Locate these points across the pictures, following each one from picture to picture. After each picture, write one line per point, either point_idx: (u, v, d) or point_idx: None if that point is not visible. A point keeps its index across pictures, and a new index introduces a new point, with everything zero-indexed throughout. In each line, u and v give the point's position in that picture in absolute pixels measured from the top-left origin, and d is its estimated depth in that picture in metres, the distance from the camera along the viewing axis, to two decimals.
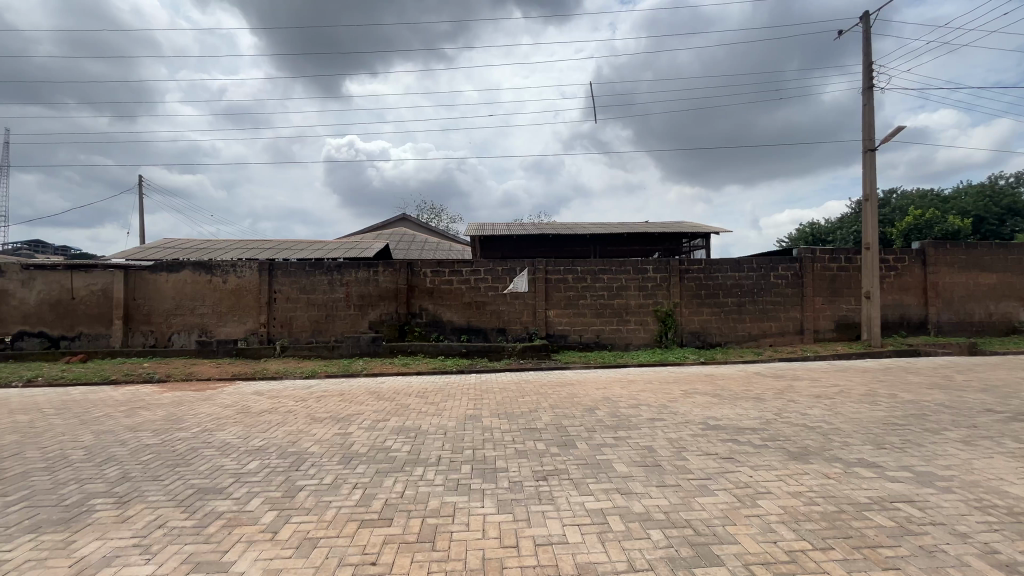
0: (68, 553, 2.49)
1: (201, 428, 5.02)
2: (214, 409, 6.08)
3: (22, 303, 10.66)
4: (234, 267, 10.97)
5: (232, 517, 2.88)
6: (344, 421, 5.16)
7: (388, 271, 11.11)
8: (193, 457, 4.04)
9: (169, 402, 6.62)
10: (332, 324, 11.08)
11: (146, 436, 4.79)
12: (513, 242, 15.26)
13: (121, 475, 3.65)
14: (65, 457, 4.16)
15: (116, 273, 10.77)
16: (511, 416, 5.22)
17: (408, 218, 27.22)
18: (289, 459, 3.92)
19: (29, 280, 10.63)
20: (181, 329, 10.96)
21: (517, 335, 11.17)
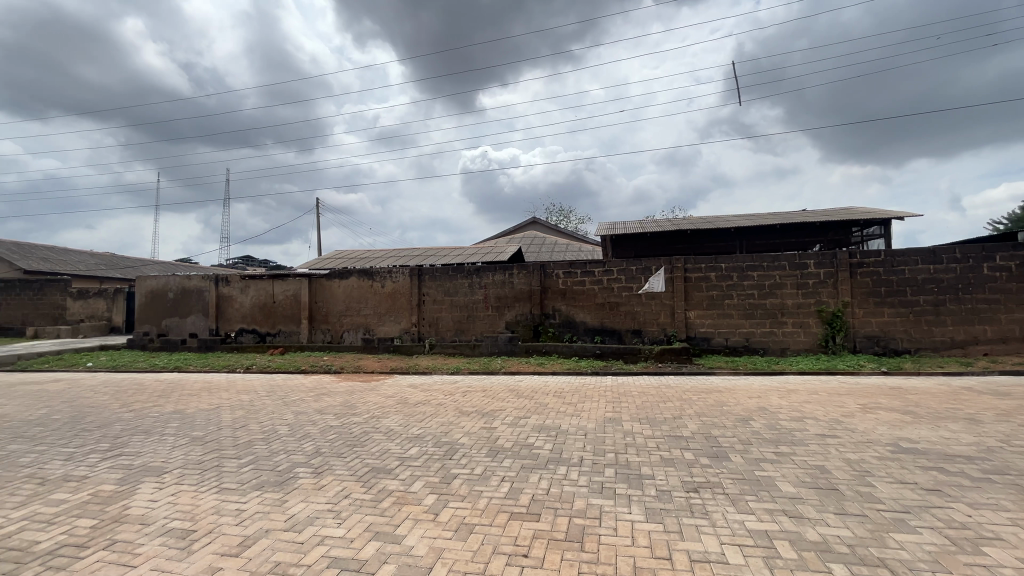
0: (281, 511, 3.06)
1: (370, 415, 5.77)
2: (379, 398, 6.95)
3: (241, 306, 13.38)
4: (390, 274, 12.41)
5: (400, 495, 3.25)
6: (488, 416, 5.48)
7: (522, 273, 11.51)
8: (367, 439, 4.67)
9: (345, 391, 7.75)
10: (473, 324, 11.84)
11: (331, 418, 5.67)
12: (647, 240, 14.66)
13: (315, 450, 4.38)
14: (277, 431, 5.13)
15: (303, 281, 12.93)
16: (653, 421, 5.01)
17: (538, 221, 27.92)
18: (443, 448, 4.29)
19: (245, 287, 13.35)
20: (350, 328, 12.68)
21: (654, 336, 10.67)
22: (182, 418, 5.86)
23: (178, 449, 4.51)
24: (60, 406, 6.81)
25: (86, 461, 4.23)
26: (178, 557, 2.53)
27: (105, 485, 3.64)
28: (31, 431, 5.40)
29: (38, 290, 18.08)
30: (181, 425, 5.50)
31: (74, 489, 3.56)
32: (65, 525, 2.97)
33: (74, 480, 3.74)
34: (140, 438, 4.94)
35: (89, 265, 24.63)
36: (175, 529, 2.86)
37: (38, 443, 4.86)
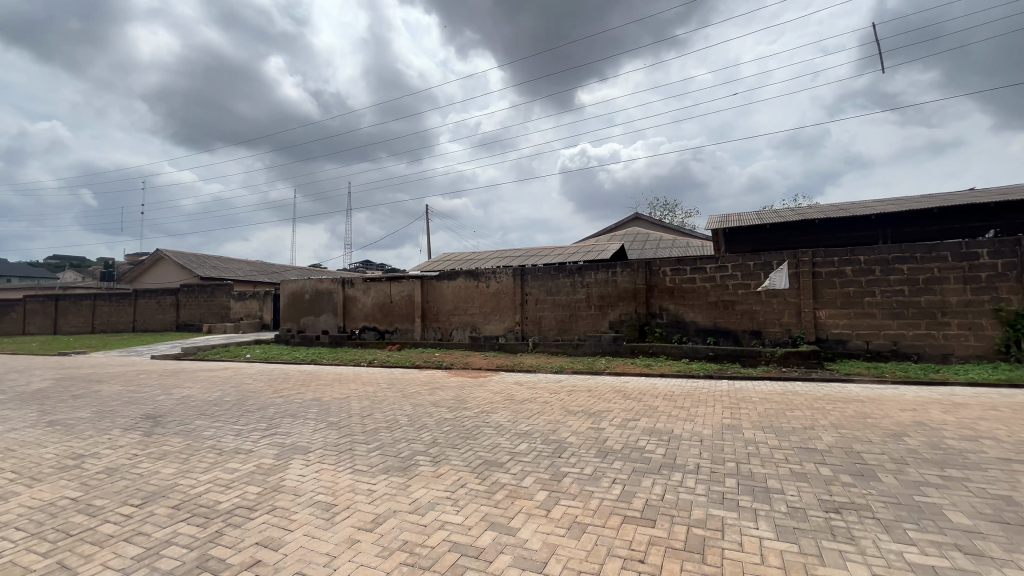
0: (406, 494, 3.32)
1: (481, 409, 6.03)
2: (488, 394, 7.23)
3: (364, 305, 14.78)
4: (494, 274, 12.84)
5: (512, 489, 3.35)
6: (595, 416, 5.41)
7: (627, 271, 11.19)
8: (478, 433, 4.88)
9: (456, 385, 8.19)
10: (576, 324, 11.78)
11: (444, 411, 6.02)
12: (767, 232, 13.37)
13: (432, 440, 4.68)
14: (398, 420, 5.59)
15: (416, 282, 13.90)
16: (780, 431, 4.56)
17: (641, 216, 26.88)
18: (552, 446, 4.32)
19: (367, 288, 14.73)
20: (458, 326, 13.36)
21: (776, 338, 9.69)
22: (321, 405, 6.64)
23: (318, 432, 5.13)
24: (229, 390, 8.11)
25: (251, 437, 5.00)
26: (324, 526, 2.87)
27: (265, 459, 4.26)
28: (211, 409, 6.52)
29: (210, 293, 21.70)
30: (319, 411, 6.25)
31: (243, 460, 4.22)
32: (238, 490, 3.53)
33: (243, 453, 4.44)
34: (289, 421, 5.70)
35: (246, 272, 29.03)
36: (320, 501, 3.26)
37: (216, 420, 5.84)
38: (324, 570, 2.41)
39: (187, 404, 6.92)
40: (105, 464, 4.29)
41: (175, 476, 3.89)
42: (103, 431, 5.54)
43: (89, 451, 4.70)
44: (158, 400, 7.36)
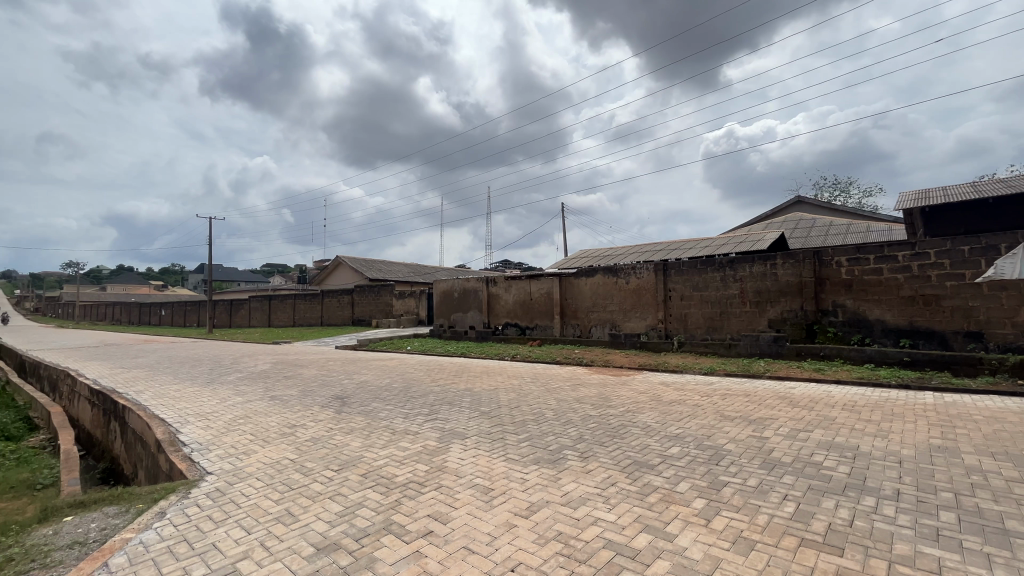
0: (558, 487, 3.41)
1: (626, 409, 5.89)
2: (632, 393, 7.03)
3: (506, 302, 15.53)
4: (634, 270, 12.41)
5: (666, 493, 3.21)
6: (757, 424, 4.88)
7: (789, 263, 9.89)
8: (625, 432, 4.78)
9: (598, 383, 8.14)
10: (727, 322, 10.81)
11: (589, 408, 6.02)
12: (987, 208, 10.64)
13: (579, 435, 4.73)
14: (544, 414, 5.76)
15: (555, 280, 14.14)
16: (1019, 460, 3.59)
17: (805, 200, 23.48)
18: (708, 452, 4.03)
19: (508, 286, 15.45)
20: (598, 323, 13.22)
21: (1006, 343, 7.65)
22: (473, 395, 7.17)
23: (472, 420, 5.55)
24: (396, 378, 9.23)
25: (416, 420, 5.63)
26: (484, 508, 3.10)
27: (430, 441, 4.76)
28: (384, 394, 7.51)
29: (377, 292, 24.91)
30: (471, 401, 6.75)
31: (412, 440, 4.78)
32: (410, 466, 4.01)
33: (412, 434, 5.02)
34: (447, 408, 6.28)
35: (404, 274, 32.73)
36: (479, 484, 3.53)
37: (389, 403, 6.71)
38: (487, 548, 2.60)
39: (365, 388, 8.06)
40: (311, 434, 5.23)
41: (362, 449, 4.57)
42: (308, 406, 6.76)
43: (300, 422, 5.78)
44: (344, 384, 8.72)
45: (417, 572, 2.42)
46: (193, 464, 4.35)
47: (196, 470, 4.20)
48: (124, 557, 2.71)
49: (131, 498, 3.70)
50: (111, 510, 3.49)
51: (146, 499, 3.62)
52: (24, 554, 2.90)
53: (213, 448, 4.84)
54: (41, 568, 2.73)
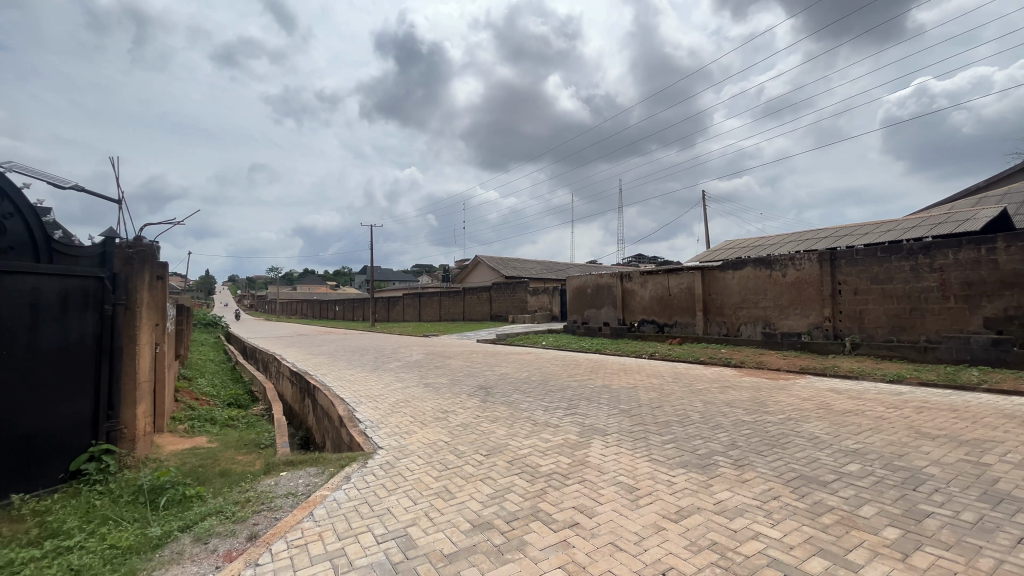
0: (709, 494, 3.19)
1: (787, 416, 5.25)
2: (793, 399, 6.25)
3: (642, 298, 14.96)
4: (792, 261, 10.97)
5: (845, 515, 2.80)
6: (971, 446, 3.95)
7: (1016, 248, 7.80)
8: (787, 442, 4.26)
9: (750, 386, 7.40)
10: (922, 321, 8.95)
11: (741, 413, 5.51)
12: None
13: (731, 441, 4.36)
14: (690, 416, 5.43)
15: (696, 274, 13.21)
16: None
17: None
18: (900, 474, 3.40)
19: (645, 281, 14.86)
20: (748, 321, 12.00)
21: None
22: (611, 393, 7.07)
23: (612, 417, 5.48)
24: (534, 372, 9.56)
25: (556, 414, 5.76)
26: (630, 507, 3.05)
27: (571, 435, 4.83)
28: (523, 386, 7.83)
29: (513, 289, 25.96)
30: (610, 398, 6.68)
31: (553, 433, 4.90)
32: (553, 458, 4.13)
33: (552, 427, 5.14)
34: (586, 404, 6.29)
35: (538, 271, 33.60)
36: (623, 482, 3.47)
37: (529, 396, 6.97)
38: (636, 548, 2.55)
39: (506, 380, 8.49)
40: (461, 420, 5.69)
41: (506, 437, 4.83)
42: (457, 394, 7.36)
43: (451, 409, 6.32)
44: (487, 375, 9.30)
45: (566, 560, 2.48)
46: (369, 438, 5.06)
47: (371, 444, 4.88)
48: (323, 510, 3.28)
49: (325, 462, 4.45)
50: (312, 470, 4.25)
51: (336, 464, 4.33)
52: (257, 498, 3.69)
53: (382, 426, 5.58)
54: (268, 510, 3.45)
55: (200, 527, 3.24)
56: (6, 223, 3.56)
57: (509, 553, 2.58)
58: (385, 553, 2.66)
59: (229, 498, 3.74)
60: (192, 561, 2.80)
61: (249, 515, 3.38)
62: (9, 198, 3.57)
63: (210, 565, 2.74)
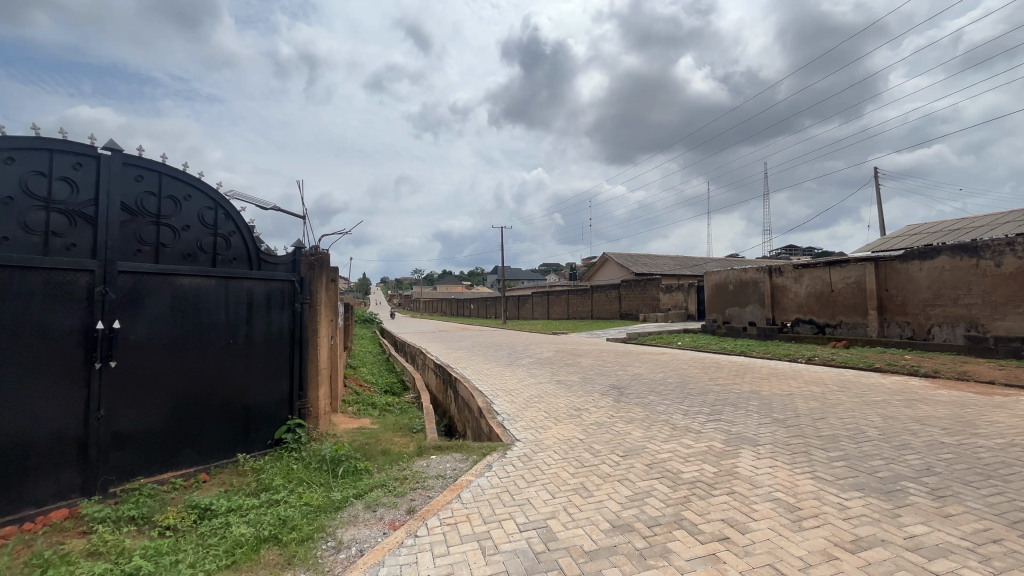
0: (898, 525, 2.70)
1: (1007, 441, 4.19)
2: (1016, 420, 4.97)
3: (796, 295, 13.24)
4: (1011, 247, 8.71)
5: None
6: None
7: None
8: (1011, 474, 3.40)
9: (950, 401, 6.07)
10: None
11: (938, 432, 4.54)
12: None
13: (925, 466, 3.62)
14: (865, 432, 4.65)
15: (867, 266, 11.26)
16: None
17: None
18: None
19: (799, 276, 13.13)
20: (942, 322, 9.88)
21: None
22: (761, 399, 6.39)
23: (763, 426, 4.95)
24: (670, 373, 9.07)
25: (697, 418, 5.40)
26: (792, 528, 2.73)
27: (715, 442, 4.48)
28: (659, 388, 7.49)
29: (644, 286, 24.95)
30: (759, 404, 6.04)
31: (695, 438, 4.60)
32: (696, 465, 3.87)
33: (693, 432, 4.83)
34: (731, 410, 5.77)
35: (671, 267, 31.84)
36: (781, 500, 3.12)
37: (665, 398, 6.64)
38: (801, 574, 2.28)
39: (640, 381, 8.19)
40: (595, 418, 5.66)
41: (644, 440, 4.67)
42: (589, 393, 7.32)
43: (584, 407, 6.31)
44: (619, 374, 9.09)
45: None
46: (506, 430, 5.31)
47: (509, 436, 5.11)
48: (469, 493, 3.53)
49: (468, 449, 4.80)
50: (458, 456, 4.61)
51: (478, 452, 4.64)
52: (413, 476, 4.12)
53: (518, 419, 5.81)
54: (422, 488, 3.82)
55: (369, 496, 3.73)
56: (231, 240, 4.51)
57: (652, 559, 2.50)
58: (527, 541, 2.76)
59: (391, 474, 4.24)
60: (364, 525, 3.24)
61: (407, 491, 3.79)
62: (233, 219, 4.52)
63: (378, 530, 3.13)
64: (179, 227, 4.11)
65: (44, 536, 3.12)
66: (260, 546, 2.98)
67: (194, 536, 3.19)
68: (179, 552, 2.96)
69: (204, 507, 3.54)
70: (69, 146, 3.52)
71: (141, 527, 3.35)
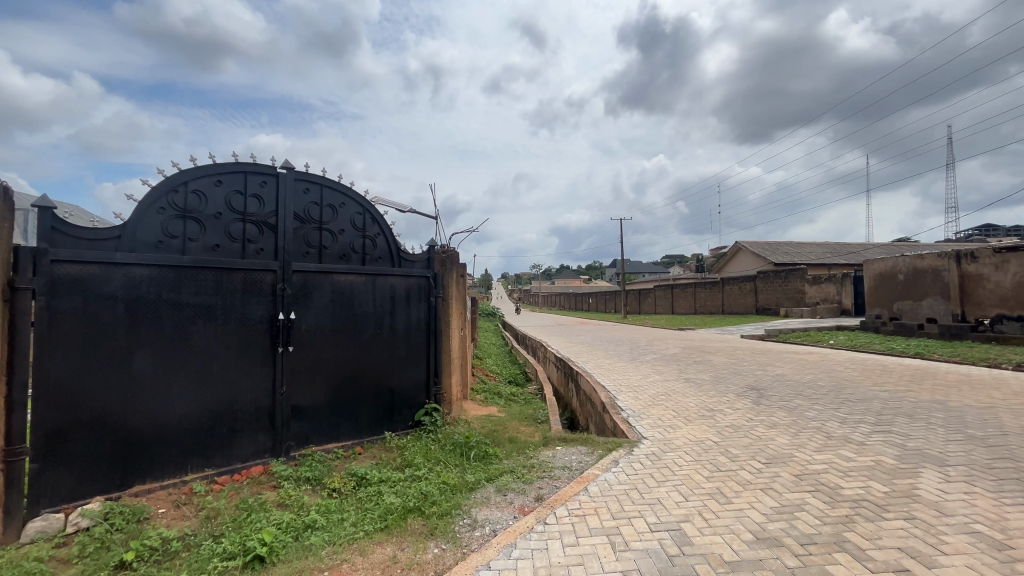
0: None
1: None
2: None
3: (998, 286, 10.70)
4: None
5: None
6: None
7: None
8: None
9: None
10: None
11: None
12: None
13: None
14: None
15: None
16: None
17: None
18: None
19: (1002, 263, 10.59)
20: None
21: None
22: (947, 411, 5.31)
23: (952, 443, 4.11)
24: (822, 375, 7.98)
25: (859, 428, 4.68)
26: (1000, 570, 2.23)
27: (885, 457, 3.84)
28: (808, 391, 6.64)
29: (786, 278, 22.41)
30: (945, 417, 5.02)
31: (858, 451, 3.99)
32: (860, 481, 3.36)
33: (856, 444, 4.19)
34: (906, 421, 4.89)
35: (820, 255, 27.96)
36: (982, 533, 2.56)
37: (817, 403, 5.87)
38: None
39: (784, 383, 7.35)
40: (731, 421, 5.22)
41: (791, 448, 4.18)
42: (723, 393, 6.78)
43: (718, 408, 5.85)
44: (757, 375, 8.27)
45: None
46: (632, 427, 5.17)
47: (634, 433, 4.97)
48: (596, 487, 3.52)
49: (593, 443, 4.77)
50: (583, 449, 4.61)
51: (603, 446, 4.59)
52: (540, 465, 4.23)
53: (644, 417, 5.61)
54: (549, 477, 3.91)
55: (500, 480, 3.92)
56: (377, 241, 5.06)
57: None
58: (660, 542, 2.66)
59: (519, 461, 4.40)
60: (496, 507, 3.41)
61: (535, 478, 3.90)
62: (378, 223, 5.07)
63: (509, 513, 3.28)
64: (337, 231, 4.73)
65: (248, 486, 3.86)
66: (407, 515, 3.31)
67: (354, 500, 3.67)
68: (344, 512, 3.43)
69: (361, 476, 4.05)
70: (257, 167, 4.24)
71: (314, 487, 3.96)
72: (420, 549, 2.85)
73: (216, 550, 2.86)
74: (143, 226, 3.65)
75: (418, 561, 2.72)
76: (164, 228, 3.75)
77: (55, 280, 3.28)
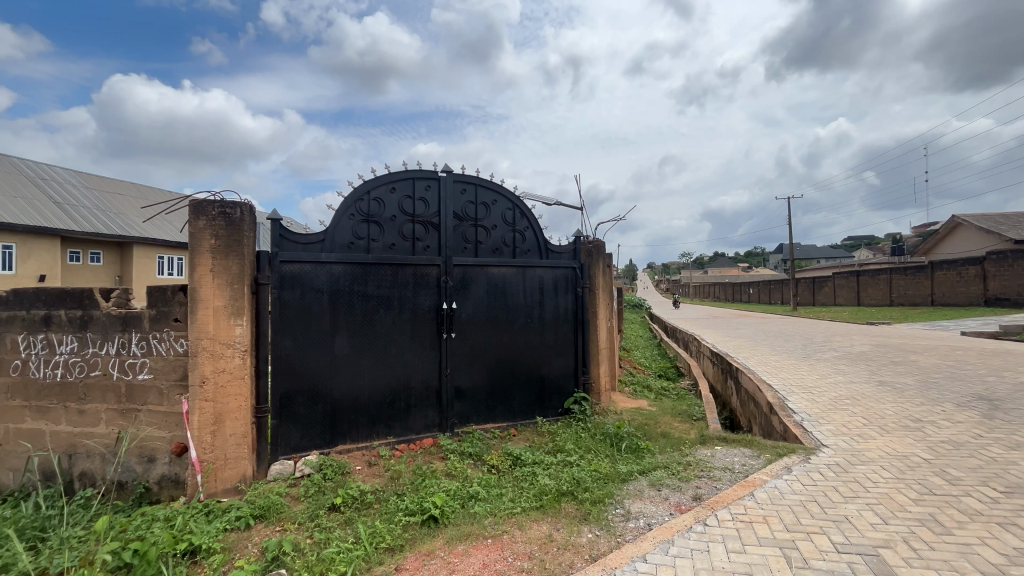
0: None
1: None
2: None
3: None
4: None
5: None
6: None
7: None
8: None
9: None
10: None
11: None
12: None
13: None
14: None
15: None
16: None
17: None
18: None
19: None
20: None
21: None
22: None
23: None
24: None
25: None
26: None
27: None
28: None
29: None
30: None
31: None
32: None
33: None
34: None
35: None
36: None
37: None
38: None
39: None
40: (948, 436, 4.24)
41: None
42: (935, 401, 5.53)
43: (929, 419, 4.79)
44: (988, 381, 6.55)
45: None
46: (808, 433, 4.54)
47: (811, 439, 4.36)
48: (765, 494, 3.19)
49: (759, 446, 4.32)
50: (747, 451, 4.21)
51: (772, 451, 4.12)
52: (696, 464, 3.99)
53: (824, 422, 4.88)
54: (708, 477, 3.66)
55: (653, 475, 3.80)
56: (526, 234, 5.29)
57: None
58: (850, 566, 2.31)
59: (673, 457, 4.21)
60: (650, 501, 3.33)
61: (693, 477, 3.69)
62: (527, 217, 5.29)
63: (664, 509, 3.17)
64: (490, 226, 5.07)
65: (421, 455, 4.40)
66: (561, 498, 3.43)
67: (511, 478, 3.93)
68: (502, 487, 3.70)
69: (516, 456, 4.32)
70: (423, 173, 4.76)
71: (475, 461, 4.34)
72: (575, 531, 2.94)
73: (400, 506, 3.33)
74: (339, 230, 4.38)
75: (573, 542, 2.81)
76: (354, 231, 4.45)
77: (283, 276, 4.13)
